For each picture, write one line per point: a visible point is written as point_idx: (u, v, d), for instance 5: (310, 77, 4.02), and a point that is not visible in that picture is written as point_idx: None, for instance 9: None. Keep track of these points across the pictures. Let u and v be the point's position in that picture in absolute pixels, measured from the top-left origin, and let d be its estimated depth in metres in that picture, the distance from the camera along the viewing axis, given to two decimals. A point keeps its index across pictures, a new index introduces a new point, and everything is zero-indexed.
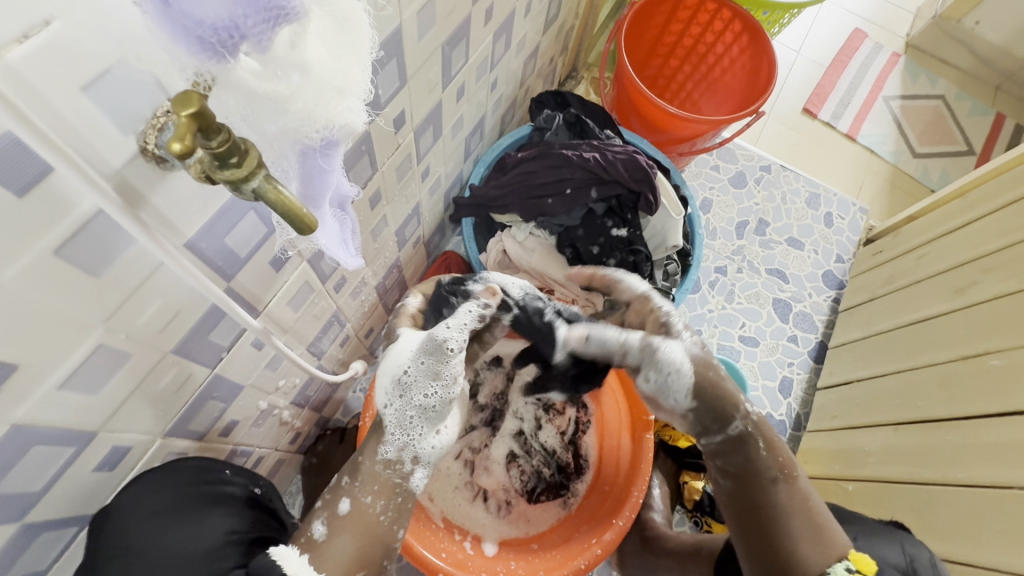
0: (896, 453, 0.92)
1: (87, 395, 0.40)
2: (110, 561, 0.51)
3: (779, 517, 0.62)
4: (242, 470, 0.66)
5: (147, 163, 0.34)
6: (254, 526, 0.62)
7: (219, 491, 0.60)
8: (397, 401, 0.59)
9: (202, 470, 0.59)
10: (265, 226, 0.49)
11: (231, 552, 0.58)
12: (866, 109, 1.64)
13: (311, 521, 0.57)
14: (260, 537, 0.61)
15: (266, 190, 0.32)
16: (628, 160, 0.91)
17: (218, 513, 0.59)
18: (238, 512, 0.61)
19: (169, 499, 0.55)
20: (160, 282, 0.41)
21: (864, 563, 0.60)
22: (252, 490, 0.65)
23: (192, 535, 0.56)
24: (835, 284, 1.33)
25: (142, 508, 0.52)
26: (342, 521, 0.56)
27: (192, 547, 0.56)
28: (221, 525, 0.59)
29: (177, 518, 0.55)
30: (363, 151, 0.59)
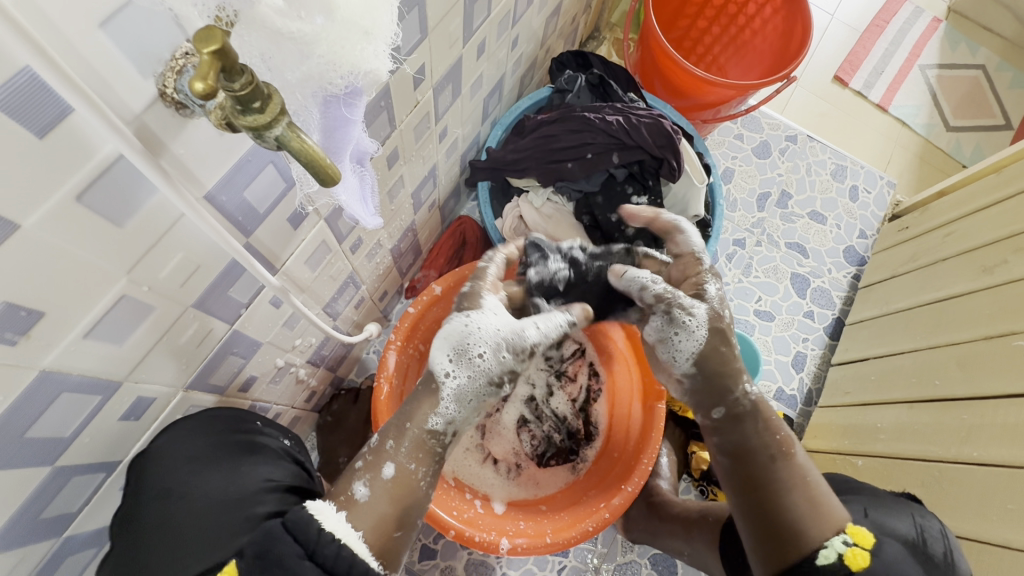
0: (909, 431, 0.91)
1: (112, 345, 0.41)
2: (150, 501, 0.53)
3: (778, 487, 0.63)
4: (273, 424, 0.68)
5: (167, 108, 0.33)
6: (293, 475, 0.62)
7: (254, 441, 0.61)
8: (462, 372, 0.61)
9: (235, 420, 0.61)
10: (284, 180, 0.48)
11: (267, 499, 0.57)
12: (900, 79, 1.57)
13: (351, 482, 0.57)
14: (294, 488, 0.61)
15: (289, 138, 0.31)
16: (652, 125, 0.88)
17: (255, 461, 0.60)
18: (275, 462, 0.62)
19: (207, 444, 0.56)
20: (181, 235, 0.40)
21: (862, 538, 0.60)
22: (282, 442, 0.67)
23: (232, 481, 0.57)
24: (856, 260, 1.30)
25: (181, 453, 0.54)
26: (384, 485, 0.57)
27: (230, 493, 0.56)
28: (261, 473, 0.59)
29: (214, 464, 0.56)
30: (381, 107, 0.57)
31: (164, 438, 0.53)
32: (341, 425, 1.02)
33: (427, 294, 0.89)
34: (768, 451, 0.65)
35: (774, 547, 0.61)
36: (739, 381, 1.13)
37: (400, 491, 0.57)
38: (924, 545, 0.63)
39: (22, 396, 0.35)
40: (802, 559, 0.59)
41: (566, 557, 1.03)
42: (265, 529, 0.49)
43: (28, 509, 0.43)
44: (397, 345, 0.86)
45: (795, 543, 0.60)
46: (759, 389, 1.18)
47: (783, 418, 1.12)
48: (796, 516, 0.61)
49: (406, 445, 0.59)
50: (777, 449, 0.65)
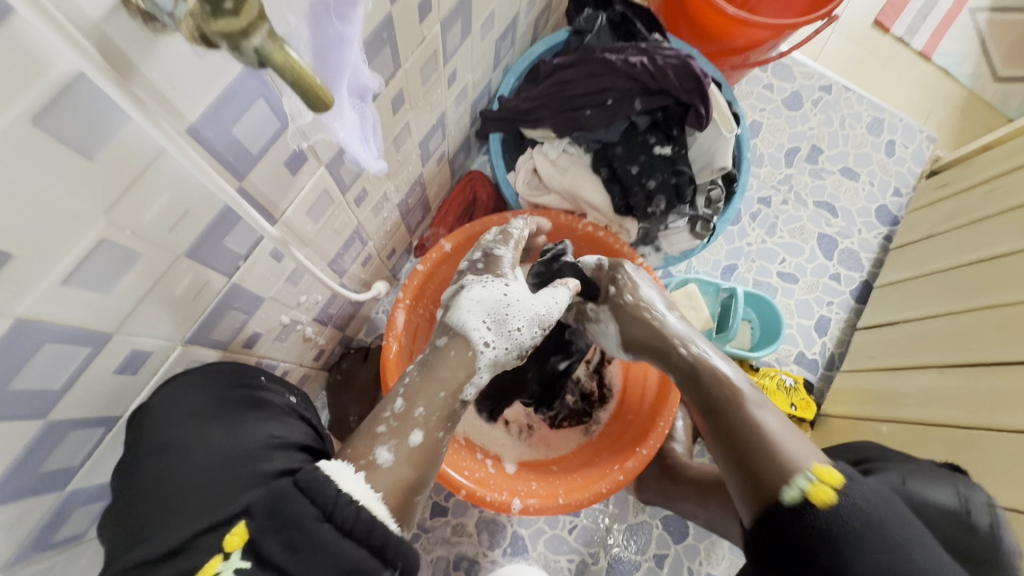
0: (936, 396, 0.87)
1: (98, 293, 0.38)
2: (149, 456, 0.50)
3: (739, 433, 0.61)
4: (277, 381, 0.64)
5: (133, 19, 0.29)
6: (301, 433, 0.58)
7: (257, 397, 0.58)
8: (501, 342, 0.63)
9: (238, 375, 0.58)
10: (278, 118, 0.44)
11: (273, 456, 0.53)
12: (947, 23, 1.44)
13: (372, 446, 0.55)
14: (304, 446, 0.57)
15: (270, 51, 0.27)
16: (679, 67, 0.81)
17: (259, 419, 0.56)
18: (281, 419, 0.58)
19: (205, 397, 0.53)
20: (164, 174, 0.37)
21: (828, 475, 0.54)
22: (288, 400, 0.63)
23: (234, 437, 0.53)
24: (889, 220, 1.23)
25: (177, 405, 0.51)
26: (409, 450, 0.55)
27: (233, 449, 0.52)
28: (265, 429, 0.55)
29: (216, 418, 0.53)
30: (384, 40, 0.52)
31: (163, 391, 0.51)
32: (351, 384, 1.01)
33: (437, 251, 0.85)
34: (727, 401, 0.64)
35: (753, 496, 0.57)
36: (759, 345, 1.09)
37: (421, 455, 0.56)
38: (967, 516, 0.61)
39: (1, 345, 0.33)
40: (769, 499, 0.55)
41: (577, 517, 1.03)
42: (275, 490, 0.45)
43: (26, 462, 0.41)
44: (406, 304, 0.82)
45: (766, 486, 0.56)
46: (779, 352, 1.14)
47: (804, 383, 1.08)
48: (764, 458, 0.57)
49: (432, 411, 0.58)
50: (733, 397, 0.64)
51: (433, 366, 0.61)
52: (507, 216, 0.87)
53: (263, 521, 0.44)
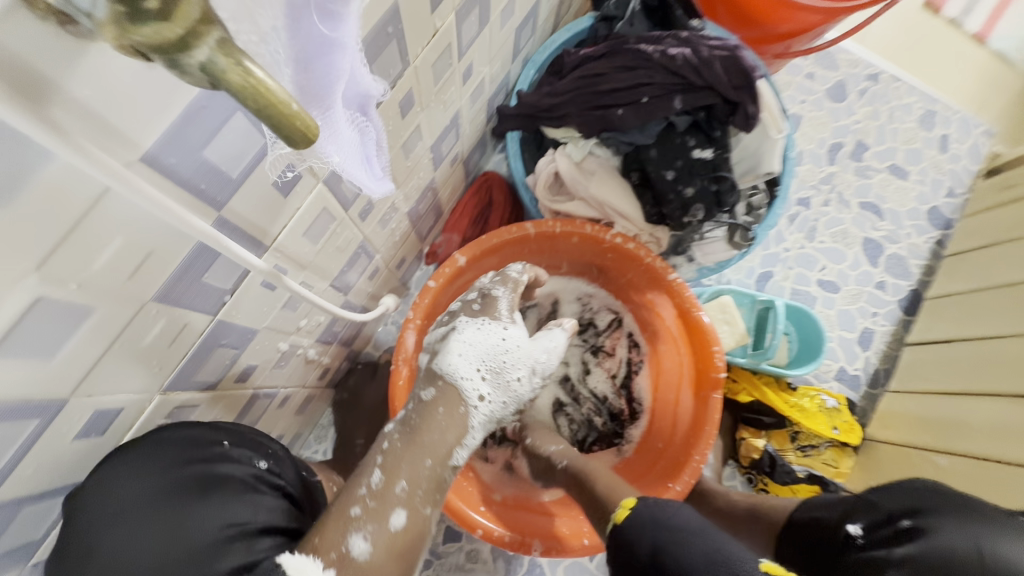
0: (1001, 431, 0.76)
1: (40, 360, 0.31)
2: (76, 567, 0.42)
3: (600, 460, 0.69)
4: (245, 439, 0.53)
5: (41, 22, 0.21)
6: (267, 512, 0.50)
7: (211, 474, 0.48)
8: (497, 396, 0.58)
9: (188, 448, 0.47)
10: (260, 136, 0.36)
11: (226, 551, 0.46)
12: (1007, 3, 1.31)
13: (347, 531, 0.48)
14: (267, 529, 0.49)
15: (225, 70, 0.19)
16: (727, 58, 0.72)
17: (211, 502, 0.47)
18: (243, 497, 0.49)
19: (140, 491, 0.45)
20: (114, 215, 0.29)
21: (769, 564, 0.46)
22: (259, 467, 0.52)
23: (178, 534, 0.45)
24: (941, 223, 1.12)
25: (105, 506, 0.43)
26: (391, 536, 0.49)
27: (175, 547, 0.45)
28: (219, 518, 0.47)
29: (154, 509, 0.45)
30: (390, 35, 0.44)
31: (87, 492, 0.42)
32: (358, 402, 0.94)
33: (450, 267, 0.77)
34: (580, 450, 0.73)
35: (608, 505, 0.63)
36: (798, 361, 1.00)
37: (404, 541, 0.50)
38: None
39: None
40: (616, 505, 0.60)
41: None
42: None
43: None
44: (417, 324, 0.75)
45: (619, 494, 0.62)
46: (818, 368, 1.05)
47: (846, 402, 1.00)
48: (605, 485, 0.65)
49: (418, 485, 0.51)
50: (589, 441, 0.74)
51: (418, 430, 0.54)
52: (527, 226, 0.79)
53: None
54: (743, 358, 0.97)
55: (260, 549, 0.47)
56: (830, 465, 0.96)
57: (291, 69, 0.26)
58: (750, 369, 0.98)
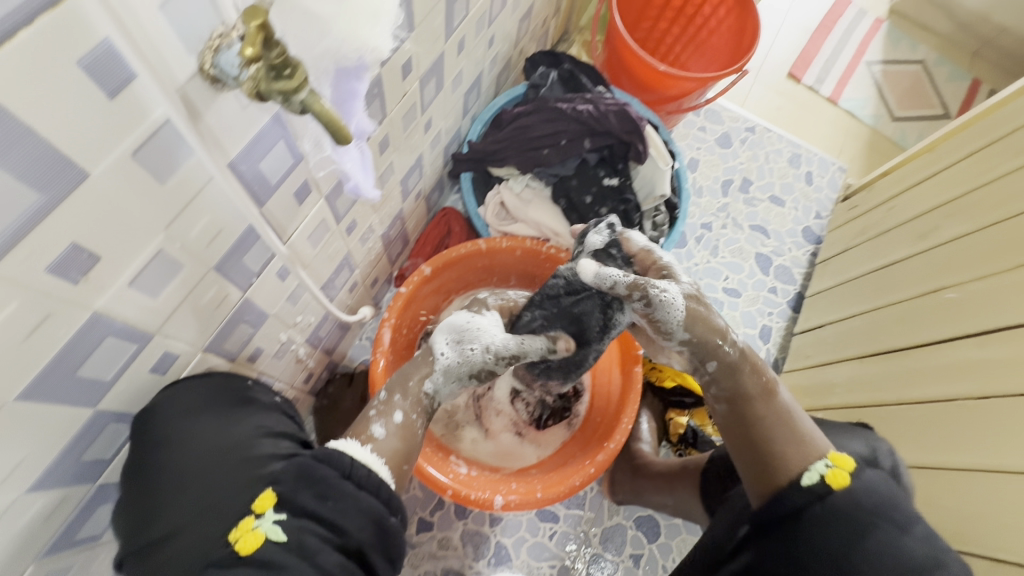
0: (862, 381, 1.00)
1: (149, 297, 0.46)
2: (152, 449, 0.55)
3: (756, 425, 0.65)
4: (262, 384, 0.72)
5: (204, 82, 0.39)
6: (282, 424, 0.66)
7: (245, 396, 0.65)
8: (455, 356, 0.74)
9: (227, 380, 0.64)
10: (292, 155, 0.54)
11: (265, 442, 0.61)
12: (848, 74, 1.69)
13: (367, 425, 0.66)
14: (289, 434, 0.65)
15: (312, 102, 0.37)
16: (619, 112, 0.97)
17: (246, 414, 0.63)
18: (266, 414, 0.66)
19: (203, 396, 0.59)
20: (210, 199, 0.46)
21: (844, 461, 0.59)
22: (273, 399, 0.71)
23: (224, 430, 0.60)
24: (813, 239, 1.40)
25: (180, 402, 0.56)
26: (395, 427, 0.67)
27: (227, 440, 0.59)
28: (254, 422, 0.63)
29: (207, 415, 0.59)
30: (375, 94, 0.64)
31: (167, 394, 0.56)
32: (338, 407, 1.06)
33: (418, 275, 0.95)
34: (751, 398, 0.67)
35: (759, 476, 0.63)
36: None
37: (403, 433, 0.67)
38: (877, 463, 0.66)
39: (77, 335, 0.41)
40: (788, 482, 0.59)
41: (556, 522, 1.10)
42: (297, 463, 0.55)
43: (72, 449, 0.48)
44: (392, 322, 0.92)
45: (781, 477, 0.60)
46: None
47: None
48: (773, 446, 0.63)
49: (409, 400, 0.70)
50: (762, 390, 0.67)
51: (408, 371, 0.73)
52: (479, 243, 0.99)
53: (295, 483, 0.53)
54: None
55: (288, 445, 0.62)
56: None
57: (332, 104, 0.43)
58: (672, 360, 1.16)
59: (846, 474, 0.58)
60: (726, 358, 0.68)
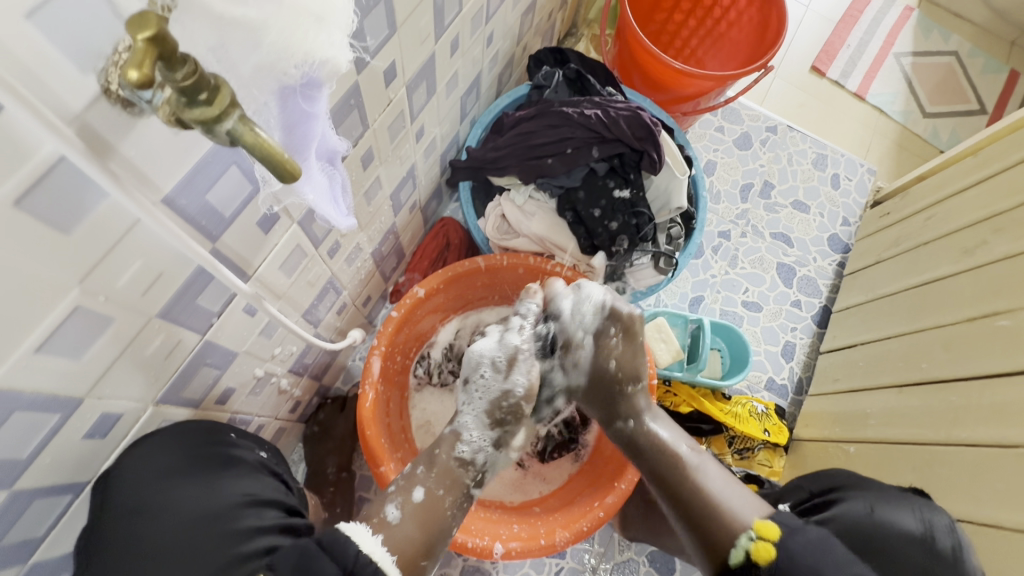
0: (897, 414, 0.92)
1: (69, 359, 0.39)
2: (123, 518, 0.53)
3: (696, 500, 0.68)
4: (248, 435, 0.67)
5: (113, 106, 0.31)
6: (269, 488, 0.63)
7: (230, 455, 0.61)
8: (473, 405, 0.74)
9: (211, 434, 0.60)
10: (250, 183, 0.46)
11: (247, 514, 0.59)
12: (876, 67, 1.58)
13: (382, 505, 0.63)
14: (274, 501, 0.62)
15: (241, 132, 0.29)
16: (630, 117, 0.88)
17: (230, 476, 0.60)
18: (252, 475, 0.62)
19: (177, 458, 0.56)
20: (138, 241, 0.39)
21: (767, 530, 0.61)
22: (261, 454, 0.67)
23: (207, 495, 0.58)
24: (841, 247, 1.30)
25: (150, 468, 0.54)
26: (415, 507, 0.63)
27: (206, 507, 0.57)
28: (237, 487, 0.60)
29: (189, 478, 0.57)
30: (351, 106, 0.56)
31: (136, 453, 0.53)
32: (328, 435, 1.00)
33: (411, 298, 0.87)
34: (668, 465, 0.72)
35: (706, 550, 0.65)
36: (731, 373, 1.11)
37: (426, 515, 0.64)
38: (931, 542, 0.63)
39: None
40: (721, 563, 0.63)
41: (563, 558, 1.02)
42: (299, 549, 0.52)
43: None
44: (382, 350, 0.84)
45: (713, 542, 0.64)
46: (750, 380, 1.18)
47: (774, 408, 1.12)
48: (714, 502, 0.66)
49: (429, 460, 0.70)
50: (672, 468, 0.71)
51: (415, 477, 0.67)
52: (478, 260, 0.90)
53: (291, 574, 0.50)
54: (681, 371, 1.06)
55: (273, 514, 0.61)
56: (765, 464, 1.09)
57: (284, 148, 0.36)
58: (688, 383, 1.07)
59: (775, 535, 0.60)
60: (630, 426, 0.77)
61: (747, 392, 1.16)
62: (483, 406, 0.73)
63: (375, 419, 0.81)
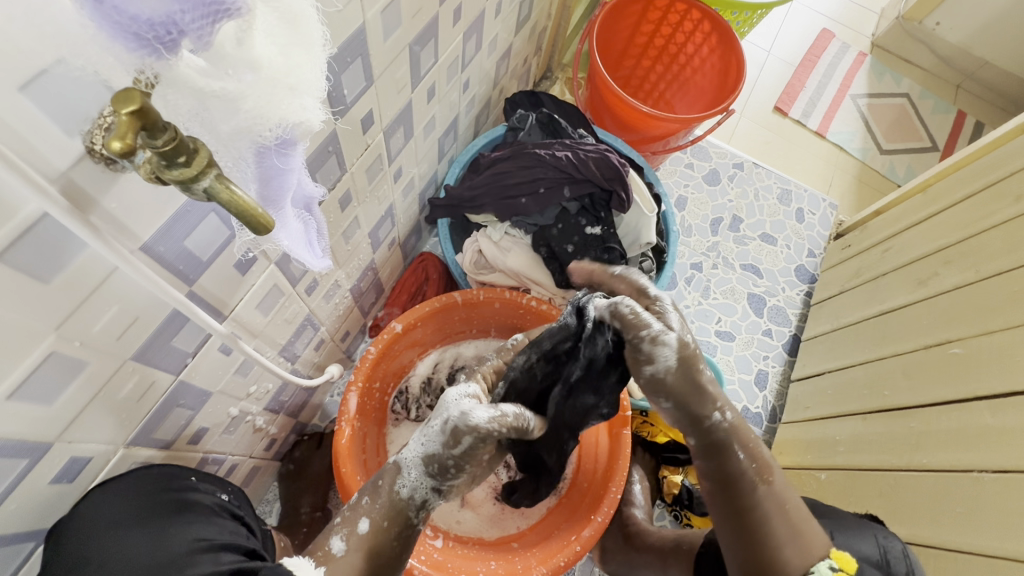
0: (863, 442, 0.95)
1: (41, 405, 0.40)
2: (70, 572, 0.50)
3: (757, 513, 0.60)
4: (209, 478, 0.66)
5: (96, 164, 0.33)
6: (227, 532, 0.61)
7: (185, 499, 0.59)
8: (416, 446, 0.62)
9: (168, 478, 0.59)
10: (227, 228, 0.47)
11: (203, 560, 0.56)
12: (834, 108, 1.68)
13: (328, 537, 0.59)
14: (232, 545, 0.59)
15: (218, 190, 0.31)
16: (599, 159, 0.93)
17: (186, 521, 0.58)
18: (208, 519, 0.60)
19: (128, 505, 0.53)
20: (116, 288, 0.40)
21: (847, 561, 0.62)
22: (219, 497, 0.65)
23: (160, 543, 0.55)
24: (807, 278, 1.35)
25: (101, 516, 0.52)
26: (360, 538, 0.58)
27: (158, 556, 0.54)
28: (191, 533, 0.57)
29: (141, 526, 0.55)
30: (330, 152, 0.59)
31: (87, 503, 0.51)
32: (304, 473, 0.98)
33: (389, 333, 0.88)
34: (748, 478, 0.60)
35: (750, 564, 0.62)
36: None
37: (370, 545, 0.59)
38: (887, 568, 0.64)
39: None
40: None
41: None
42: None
43: None
44: (359, 385, 0.85)
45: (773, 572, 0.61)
46: None
47: None
48: (773, 547, 0.60)
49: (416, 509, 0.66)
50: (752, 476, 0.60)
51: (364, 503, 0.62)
52: (455, 294, 0.92)
53: None
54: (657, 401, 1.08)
55: (230, 558, 0.58)
56: None
57: (258, 200, 0.38)
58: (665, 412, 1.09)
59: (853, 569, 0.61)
60: (716, 431, 0.60)
61: None
62: (421, 452, 0.61)
63: (351, 456, 0.81)
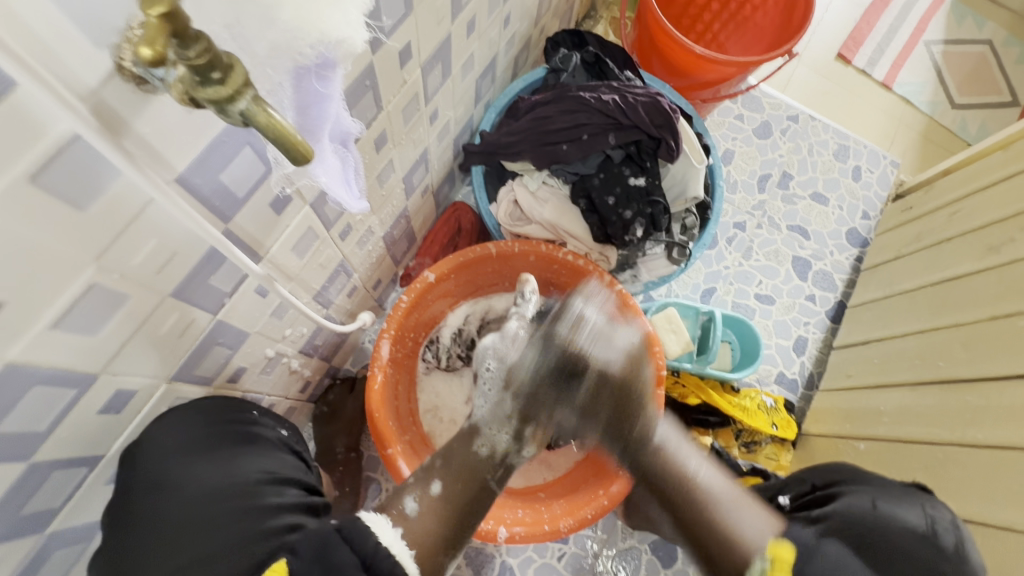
0: (910, 414, 0.91)
1: (84, 335, 0.40)
2: (147, 493, 0.54)
3: (689, 514, 0.64)
4: (269, 414, 0.69)
5: (126, 83, 0.31)
6: (290, 467, 0.63)
7: (249, 432, 0.62)
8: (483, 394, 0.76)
9: (230, 410, 0.62)
10: (264, 164, 0.45)
11: (268, 490, 0.59)
12: (904, 55, 1.52)
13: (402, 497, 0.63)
14: (295, 480, 0.62)
15: (255, 113, 0.28)
16: (648, 103, 0.87)
17: (250, 453, 0.61)
18: (271, 452, 0.63)
19: (198, 429, 0.57)
20: (155, 219, 0.39)
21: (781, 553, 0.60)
22: (278, 433, 0.67)
23: (227, 471, 0.58)
24: (859, 241, 1.27)
25: (168, 441, 0.55)
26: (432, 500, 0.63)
27: (228, 482, 0.57)
28: (256, 465, 0.60)
29: (210, 454, 0.58)
30: (365, 86, 0.55)
31: (158, 428, 0.55)
32: (338, 416, 1.01)
33: (421, 281, 0.87)
34: (679, 480, 0.65)
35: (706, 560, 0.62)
36: (739, 367, 1.09)
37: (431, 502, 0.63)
38: (935, 538, 0.61)
39: None
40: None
41: (566, 543, 1.02)
42: (321, 537, 0.53)
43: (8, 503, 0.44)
44: (391, 334, 0.84)
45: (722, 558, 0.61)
46: (760, 373, 1.17)
47: (783, 403, 1.12)
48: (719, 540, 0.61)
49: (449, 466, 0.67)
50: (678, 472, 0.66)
51: None
52: (489, 246, 0.90)
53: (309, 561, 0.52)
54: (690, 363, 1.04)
55: (293, 492, 0.60)
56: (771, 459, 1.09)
57: (296, 126, 0.35)
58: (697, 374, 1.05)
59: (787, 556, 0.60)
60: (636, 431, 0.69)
61: (756, 385, 1.15)
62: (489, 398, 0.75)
63: (383, 401, 0.81)
